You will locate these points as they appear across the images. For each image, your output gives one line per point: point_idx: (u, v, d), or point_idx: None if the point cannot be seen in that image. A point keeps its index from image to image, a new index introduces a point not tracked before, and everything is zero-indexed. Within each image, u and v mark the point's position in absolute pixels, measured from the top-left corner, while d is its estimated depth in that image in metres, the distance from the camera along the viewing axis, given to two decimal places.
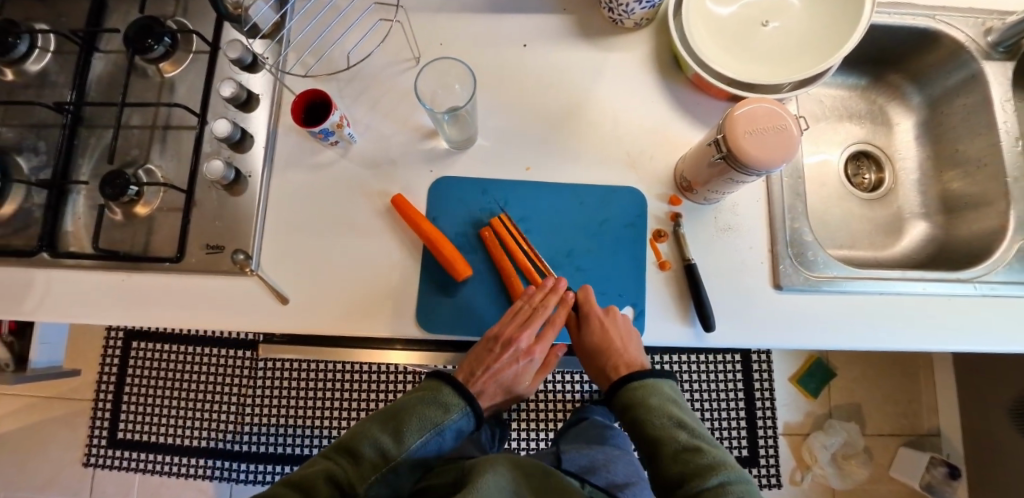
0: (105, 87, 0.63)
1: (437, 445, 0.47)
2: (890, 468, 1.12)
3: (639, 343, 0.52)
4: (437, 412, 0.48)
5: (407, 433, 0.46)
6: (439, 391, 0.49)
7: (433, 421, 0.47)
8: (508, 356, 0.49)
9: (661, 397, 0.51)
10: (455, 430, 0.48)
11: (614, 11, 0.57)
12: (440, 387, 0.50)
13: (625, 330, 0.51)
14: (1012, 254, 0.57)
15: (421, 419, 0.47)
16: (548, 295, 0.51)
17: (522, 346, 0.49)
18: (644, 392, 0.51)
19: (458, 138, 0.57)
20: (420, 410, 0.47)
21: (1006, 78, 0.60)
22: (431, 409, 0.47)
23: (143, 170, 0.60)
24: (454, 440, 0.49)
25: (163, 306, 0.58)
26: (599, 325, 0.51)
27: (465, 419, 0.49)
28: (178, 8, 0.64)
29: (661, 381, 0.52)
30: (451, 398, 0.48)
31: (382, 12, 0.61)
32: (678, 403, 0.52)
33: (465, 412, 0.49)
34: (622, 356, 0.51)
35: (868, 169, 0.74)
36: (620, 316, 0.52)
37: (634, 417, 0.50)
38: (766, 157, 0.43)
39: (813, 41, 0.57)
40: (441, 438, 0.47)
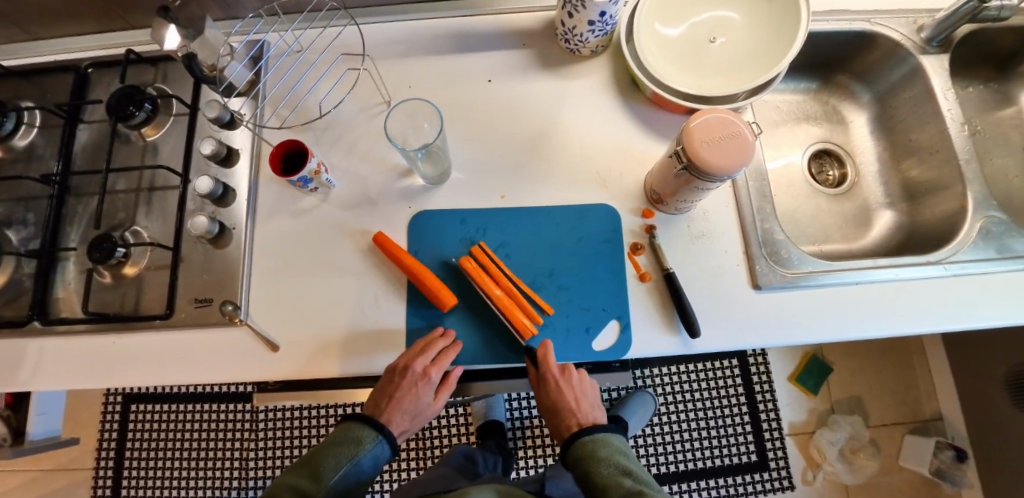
0: (90, 155, 0.65)
1: (355, 475, 0.54)
2: (899, 458, 1.10)
3: (592, 401, 0.59)
4: (350, 447, 0.54)
5: (324, 471, 0.53)
6: (351, 429, 0.56)
7: (347, 454, 0.54)
8: (409, 385, 0.52)
9: (609, 447, 0.56)
10: (370, 457, 0.55)
11: (570, 41, 0.61)
12: (352, 425, 0.57)
13: (579, 387, 0.57)
14: (975, 232, 0.60)
15: (335, 456, 0.54)
16: (442, 337, 0.53)
17: (416, 374, 0.51)
18: (592, 446, 0.56)
19: (433, 174, 0.60)
20: (336, 448, 0.54)
21: (943, 69, 0.64)
22: (342, 447, 0.54)
23: (130, 231, 0.62)
24: (371, 470, 0.55)
25: (155, 363, 0.58)
26: (558, 384, 0.54)
27: (377, 447, 0.56)
28: (158, 74, 0.67)
29: (607, 435, 0.58)
30: (362, 432, 0.55)
31: (350, 61, 0.64)
32: (624, 454, 0.56)
33: (378, 441, 0.55)
34: (578, 413, 0.57)
35: (830, 166, 0.77)
36: (575, 375, 0.56)
37: (584, 469, 0.55)
38: (725, 164, 0.46)
39: (761, 50, 0.60)
40: (358, 468, 0.54)
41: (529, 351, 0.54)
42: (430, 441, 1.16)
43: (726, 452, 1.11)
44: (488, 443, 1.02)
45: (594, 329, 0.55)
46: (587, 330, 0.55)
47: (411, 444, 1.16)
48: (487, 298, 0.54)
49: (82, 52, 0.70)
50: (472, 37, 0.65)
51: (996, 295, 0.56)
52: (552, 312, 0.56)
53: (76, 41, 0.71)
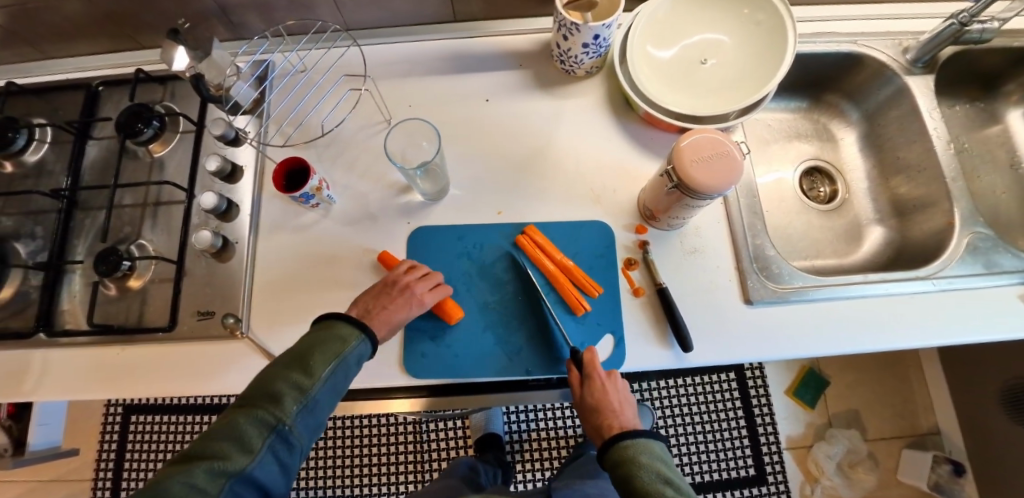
0: (99, 171, 0.67)
1: (346, 375, 0.48)
2: (897, 472, 1.10)
3: (631, 410, 0.54)
4: (335, 343, 0.48)
5: (313, 367, 0.46)
6: (333, 327, 0.49)
7: (334, 352, 0.47)
8: (401, 297, 0.52)
9: (650, 454, 0.49)
10: (357, 355, 0.49)
11: (566, 62, 0.63)
12: (335, 324, 0.50)
13: (623, 395, 0.53)
14: (963, 248, 0.61)
15: (323, 352, 0.47)
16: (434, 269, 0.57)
17: (414, 296, 0.53)
18: (634, 450, 0.49)
19: (432, 191, 0.61)
20: (320, 345, 0.47)
21: (928, 89, 0.66)
22: (326, 345, 0.48)
23: (135, 245, 0.63)
24: (360, 366, 0.50)
25: (157, 375, 0.59)
26: (603, 386, 0.51)
27: (364, 345, 0.50)
28: (166, 93, 0.69)
29: (649, 442, 0.50)
30: (347, 329, 0.49)
31: (352, 81, 0.66)
32: (667, 465, 0.49)
33: (364, 338, 0.50)
34: (619, 419, 0.52)
35: (821, 183, 0.79)
36: (620, 381, 0.54)
37: (623, 472, 0.48)
38: (714, 182, 0.47)
39: (751, 71, 0.62)
40: (346, 365, 0.48)
41: (574, 352, 0.54)
42: (429, 454, 1.16)
43: (724, 466, 1.11)
44: (487, 456, 1.02)
45: (589, 343, 0.56)
46: (582, 345, 0.56)
47: (409, 456, 1.16)
48: (541, 272, 0.58)
49: (94, 71, 0.73)
50: (470, 58, 0.67)
51: (984, 311, 0.57)
52: (577, 315, 0.57)
53: (89, 61, 0.74)
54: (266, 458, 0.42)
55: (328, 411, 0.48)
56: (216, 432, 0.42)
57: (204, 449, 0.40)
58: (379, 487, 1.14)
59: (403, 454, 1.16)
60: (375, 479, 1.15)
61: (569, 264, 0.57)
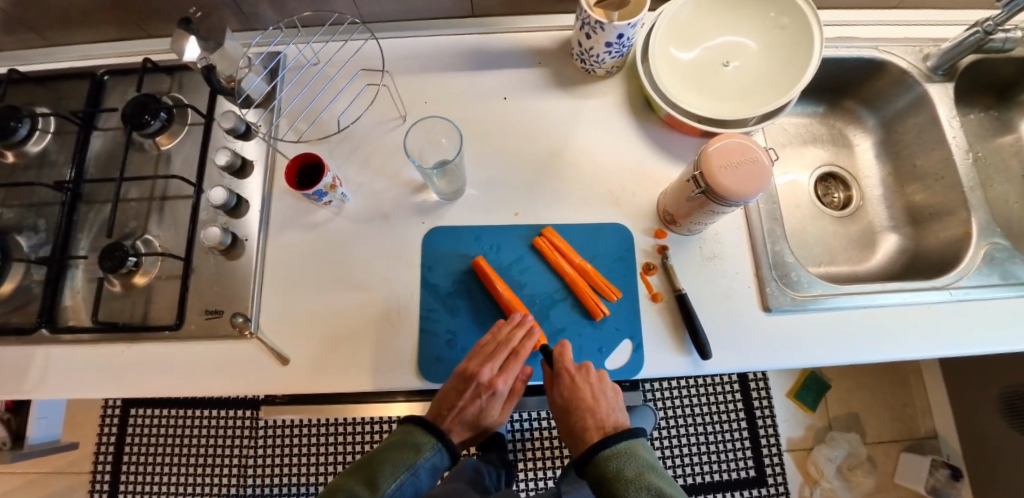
0: (103, 163, 0.65)
1: (412, 489, 0.49)
2: (895, 475, 1.11)
3: (614, 397, 0.50)
4: (409, 453, 0.50)
5: (380, 481, 0.48)
6: (410, 433, 0.51)
7: (406, 461, 0.49)
8: (478, 400, 0.50)
9: (637, 463, 0.45)
10: (428, 467, 0.50)
11: (587, 61, 0.62)
12: (411, 430, 0.52)
13: (598, 386, 0.50)
14: (979, 258, 0.61)
15: (394, 461, 0.49)
16: (514, 333, 0.51)
17: (483, 382, 0.49)
18: (617, 462, 0.46)
19: (448, 191, 0.60)
20: (393, 454, 0.49)
21: (948, 97, 0.66)
22: (401, 453, 0.50)
23: (141, 240, 0.62)
24: (429, 480, 0.51)
25: (162, 374, 0.58)
26: (571, 382, 0.49)
27: (438, 456, 0.51)
28: (174, 84, 0.67)
29: (635, 447, 0.47)
30: (421, 438, 0.51)
31: (370, 76, 0.65)
32: (658, 471, 0.46)
33: (437, 449, 0.50)
34: (598, 413, 0.49)
35: (836, 189, 0.78)
36: (594, 373, 0.51)
37: (609, 492, 0.45)
38: (743, 189, 0.47)
39: (773, 77, 0.61)
40: (415, 479, 0.49)
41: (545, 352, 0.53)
42: None
43: (725, 467, 1.11)
44: (491, 455, 0.99)
45: (607, 348, 0.55)
46: (600, 350, 0.55)
47: None
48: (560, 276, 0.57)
49: (98, 59, 0.70)
50: (488, 54, 0.66)
51: (998, 321, 0.57)
52: (595, 320, 0.56)
53: (94, 48, 0.71)
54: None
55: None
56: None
57: None
58: None
59: None
60: None
61: (588, 267, 0.57)
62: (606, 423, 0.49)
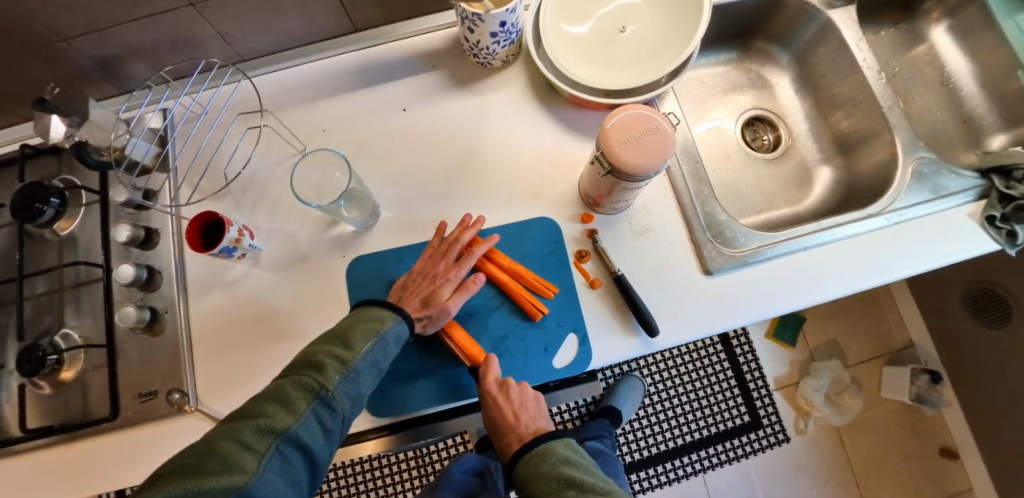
0: (3, 262, 0.61)
1: (382, 354, 0.47)
2: (882, 391, 1.13)
3: (533, 413, 0.51)
4: (375, 324, 0.48)
5: (355, 340, 0.46)
6: (369, 311, 0.50)
7: (373, 330, 0.47)
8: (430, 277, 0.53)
9: (551, 459, 0.46)
10: (394, 335, 0.49)
11: (479, 55, 0.59)
12: (367, 307, 0.50)
13: (520, 402, 0.50)
14: (909, 177, 0.61)
15: (362, 329, 0.47)
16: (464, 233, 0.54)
17: (439, 271, 0.53)
18: (534, 461, 0.47)
19: (361, 218, 0.58)
20: (359, 324, 0.48)
21: (852, 21, 0.65)
22: (368, 323, 0.48)
23: (60, 335, 0.59)
24: (398, 348, 0.50)
25: (109, 468, 0.55)
26: (494, 402, 0.49)
27: (402, 326, 0.50)
28: (62, 164, 0.63)
29: (555, 442, 0.48)
30: (387, 311, 0.49)
31: (249, 119, 0.62)
32: (577, 462, 0.46)
33: (399, 321, 0.49)
34: (519, 427, 0.50)
35: (764, 131, 0.77)
36: (514, 388, 0.50)
37: (528, 489, 0.46)
38: (646, 161, 0.45)
39: (671, 32, 0.59)
40: (385, 344, 0.48)
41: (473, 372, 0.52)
42: (432, 466, 1.16)
43: (720, 418, 1.13)
44: None
45: (552, 346, 0.55)
46: (546, 350, 0.55)
47: (413, 471, 1.16)
48: (494, 283, 0.56)
49: None
50: (379, 68, 0.63)
51: (933, 237, 0.57)
52: (534, 320, 0.55)
53: None
54: (309, 423, 0.42)
55: (371, 384, 0.47)
56: (263, 395, 0.42)
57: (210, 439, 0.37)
58: None
59: (407, 470, 1.16)
60: None
61: (520, 270, 0.55)
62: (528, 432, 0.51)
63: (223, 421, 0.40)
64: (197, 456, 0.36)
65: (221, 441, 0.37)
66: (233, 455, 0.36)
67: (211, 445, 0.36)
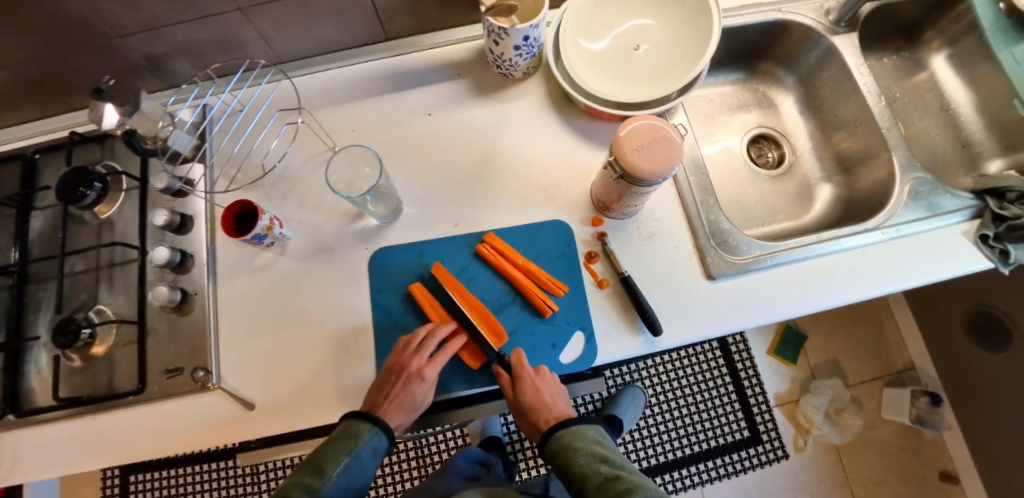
0: (45, 241, 0.65)
1: (357, 469, 0.51)
2: (882, 411, 1.14)
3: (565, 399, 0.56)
4: (348, 441, 0.51)
5: (325, 467, 0.50)
6: (345, 425, 0.53)
7: (345, 449, 0.51)
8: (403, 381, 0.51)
9: (585, 439, 0.53)
10: (370, 450, 0.52)
11: (501, 66, 0.64)
12: (344, 423, 0.53)
13: (554, 388, 0.54)
14: (906, 195, 0.64)
15: (334, 451, 0.51)
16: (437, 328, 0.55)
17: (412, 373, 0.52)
18: (569, 437, 0.53)
19: (385, 212, 0.61)
20: (334, 445, 0.51)
21: (854, 47, 0.68)
22: (342, 443, 0.51)
23: (94, 311, 0.62)
24: (373, 462, 0.53)
25: (133, 439, 0.58)
26: (533, 385, 0.52)
27: (379, 438, 0.53)
28: (105, 152, 0.67)
29: (587, 426, 0.55)
30: (360, 424, 0.52)
31: (288, 115, 0.66)
32: (605, 446, 0.54)
33: (376, 433, 0.52)
34: (553, 410, 0.54)
35: (768, 149, 0.81)
36: (548, 375, 0.55)
37: (561, 461, 0.52)
38: (656, 168, 0.48)
39: (682, 51, 0.63)
40: (359, 463, 0.51)
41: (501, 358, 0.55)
42: (432, 467, 1.17)
43: (720, 432, 1.14)
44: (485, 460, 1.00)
45: (560, 342, 0.57)
46: (554, 345, 0.57)
47: (413, 471, 1.16)
48: (507, 280, 0.59)
49: (30, 139, 0.71)
50: (407, 74, 0.67)
51: (928, 253, 0.60)
52: (544, 316, 0.57)
53: (22, 129, 0.72)
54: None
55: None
56: None
57: None
58: None
59: (408, 471, 1.17)
60: None
61: (532, 268, 0.58)
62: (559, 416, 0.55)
63: None
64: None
65: None
66: None
67: None
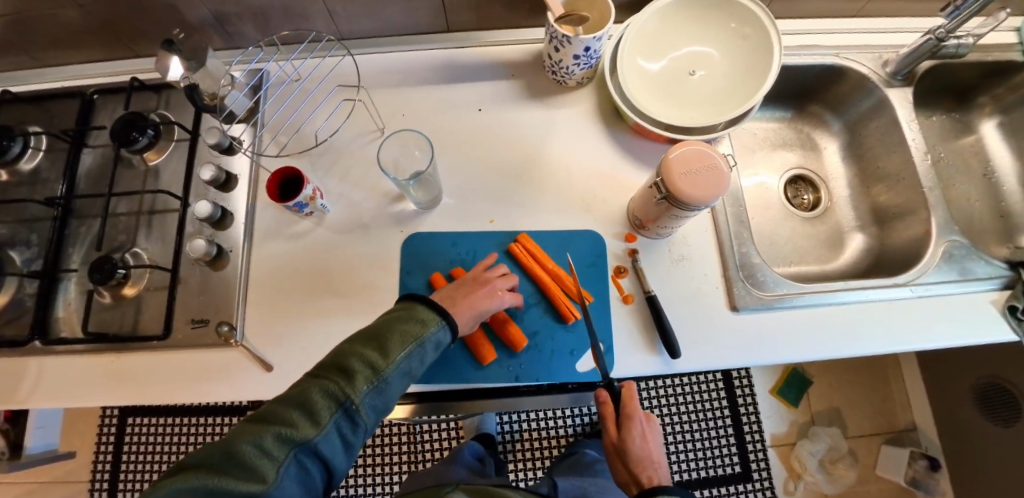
0: (92, 179, 0.67)
1: (419, 358, 0.47)
2: (876, 468, 1.13)
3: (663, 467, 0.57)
4: (416, 327, 0.48)
5: (391, 347, 0.46)
6: (414, 310, 0.49)
7: (413, 335, 0.47)
8: (485, 289, 0.54)
9: None
10: (434, 342, 0.49)
11: (557, 73, 0.64)
12: (413, 306, 0.50)
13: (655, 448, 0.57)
14: (939, 256, 0.64)
15: (401, 333, 0.47)
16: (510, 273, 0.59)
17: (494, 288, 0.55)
18: None
19: (425, 200, 0.62)
20: (400, 326, 0.47)
21: (907, 102, 0.69)
22: (408, 325, 0.48)
23: (130, 253, 0.64)
24: (434, 354, 0.49)
25: (152, 383, 0.59)
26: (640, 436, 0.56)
27: (443, 333, 0.50)
28: (161, 101, 0.69)
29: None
30: (427, 315, 0.49)
31: (346, 92, 0.67)
32: None
33: (442, 326, 0.49)
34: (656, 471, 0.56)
35: (805, 191, 0.81)
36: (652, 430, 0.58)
37: None
38: (701, 194, 0.49)
39: (737, 83, 0.64)
40: (422, 351, 0.48)
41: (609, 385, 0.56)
42: (422, 455, 1.17)
43: (711, 464, 1.13)
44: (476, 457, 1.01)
45: (578, 351, 0.58)
46: (572, 353, 0.58)
47: (403, 456, 1.17)
48: (534, 282, 0.59)
49: (91, 79, 0.73)
50: (462, 68, 0.68)
51: (955, 316, 0.60)
52: (566, 322, 0.58)
53: (85, 69, 0.74)
54: (332, 433, 0.41)
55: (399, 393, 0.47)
56: (290, 396, 0.41)
57: (230, 448, 0.36)
58: (369, 487, 1.16)
59: (398, 455, 1.18)
60: (371, 479, 1.16)
61: (561, 273, 0.59)
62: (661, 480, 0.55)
63: (253, 420, 0.40)
64: (218, 457, 0.36)
65: (243, 445, 0.36)
66: (256, 463, 0.36)
67: (234, 448, 0.36)
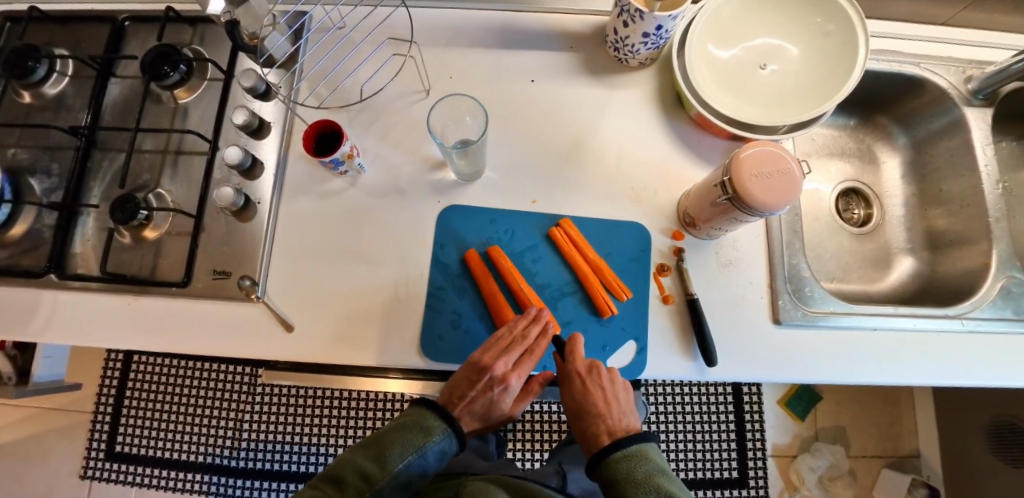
0: (119, 112, 0.64)
1: (420, 468, 0.46)
2: (873, 490, 1.13)
3: (626, 405, 0.49)
4: (418, 436, 0.46)
5: (387, 460, 0.45)
6: (421, 415, 0.48)
7: (413, 445, 0.46)
8: (487, 395, 0.48)
9: (647, 466, 0.43)
10: (438, 451, 0.47)
11: (620, 50, 0.60)
12: (421, 411, 0.49)
13: (610, 391, 0.49)
14: (996, 291, 0.60)
15: (401, 445, 0.46)
16: (529, 334, 0.50)
17: (498, 375, 0.48)
18: (628, 464, 0.43)
19: (467, 172, 0.58)
20: (399, 437, 0.46)
21: (985, 124, 0.64)
22: (409, 435, 0.46)
23: (154, 194, 0.61)
24: (440, 463, 0.48)
25: (169, 329, 0.58)
26: (583, 386, 0.49)
27: (448, 441, 0.48)
28: (195, 36, 0.65)
29: (647, 446, 0.45)
30: (432, 422, 0.48)
31: (397, 46, 0.63)
32: (668, 473, 0.44)
33: (447, 434, 0.47)
34: (611, 418, 0.48)
35: (857, 205, 0.77)
36: (604, 374, 0.50)
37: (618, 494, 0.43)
38: (772, 200, 0.45)
39: (811, 84, 0.59)
40: (423, 461, 0.46)
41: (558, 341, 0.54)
42: None
43: (709, 466, 1.13)
44: None
45: (610, 347, 0.55)
46: (604, 348, 0.55)
47: None
48: (573, 270, 0.57)
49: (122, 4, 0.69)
50: (519, 34, 0.64)
51: (1006, 355, 0.57)
52: (601, 315, 0.55)
53: None
54: None
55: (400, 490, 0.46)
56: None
57: None
58: None
59: None
60: None
61: (603, 265, 0.56)
62: (621, 429, 0.47)
63: None
64: None
65: None
66: None
67: None
